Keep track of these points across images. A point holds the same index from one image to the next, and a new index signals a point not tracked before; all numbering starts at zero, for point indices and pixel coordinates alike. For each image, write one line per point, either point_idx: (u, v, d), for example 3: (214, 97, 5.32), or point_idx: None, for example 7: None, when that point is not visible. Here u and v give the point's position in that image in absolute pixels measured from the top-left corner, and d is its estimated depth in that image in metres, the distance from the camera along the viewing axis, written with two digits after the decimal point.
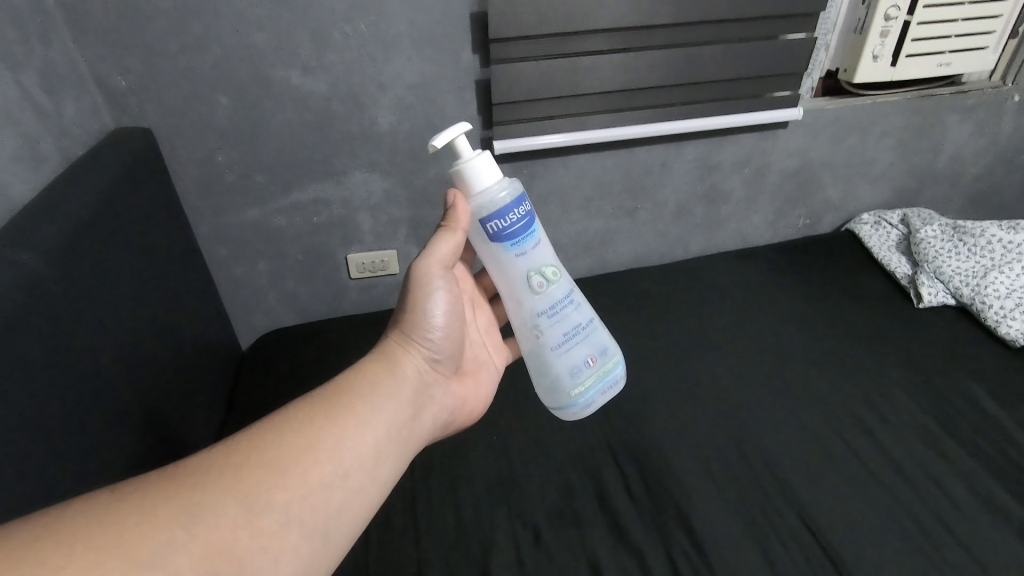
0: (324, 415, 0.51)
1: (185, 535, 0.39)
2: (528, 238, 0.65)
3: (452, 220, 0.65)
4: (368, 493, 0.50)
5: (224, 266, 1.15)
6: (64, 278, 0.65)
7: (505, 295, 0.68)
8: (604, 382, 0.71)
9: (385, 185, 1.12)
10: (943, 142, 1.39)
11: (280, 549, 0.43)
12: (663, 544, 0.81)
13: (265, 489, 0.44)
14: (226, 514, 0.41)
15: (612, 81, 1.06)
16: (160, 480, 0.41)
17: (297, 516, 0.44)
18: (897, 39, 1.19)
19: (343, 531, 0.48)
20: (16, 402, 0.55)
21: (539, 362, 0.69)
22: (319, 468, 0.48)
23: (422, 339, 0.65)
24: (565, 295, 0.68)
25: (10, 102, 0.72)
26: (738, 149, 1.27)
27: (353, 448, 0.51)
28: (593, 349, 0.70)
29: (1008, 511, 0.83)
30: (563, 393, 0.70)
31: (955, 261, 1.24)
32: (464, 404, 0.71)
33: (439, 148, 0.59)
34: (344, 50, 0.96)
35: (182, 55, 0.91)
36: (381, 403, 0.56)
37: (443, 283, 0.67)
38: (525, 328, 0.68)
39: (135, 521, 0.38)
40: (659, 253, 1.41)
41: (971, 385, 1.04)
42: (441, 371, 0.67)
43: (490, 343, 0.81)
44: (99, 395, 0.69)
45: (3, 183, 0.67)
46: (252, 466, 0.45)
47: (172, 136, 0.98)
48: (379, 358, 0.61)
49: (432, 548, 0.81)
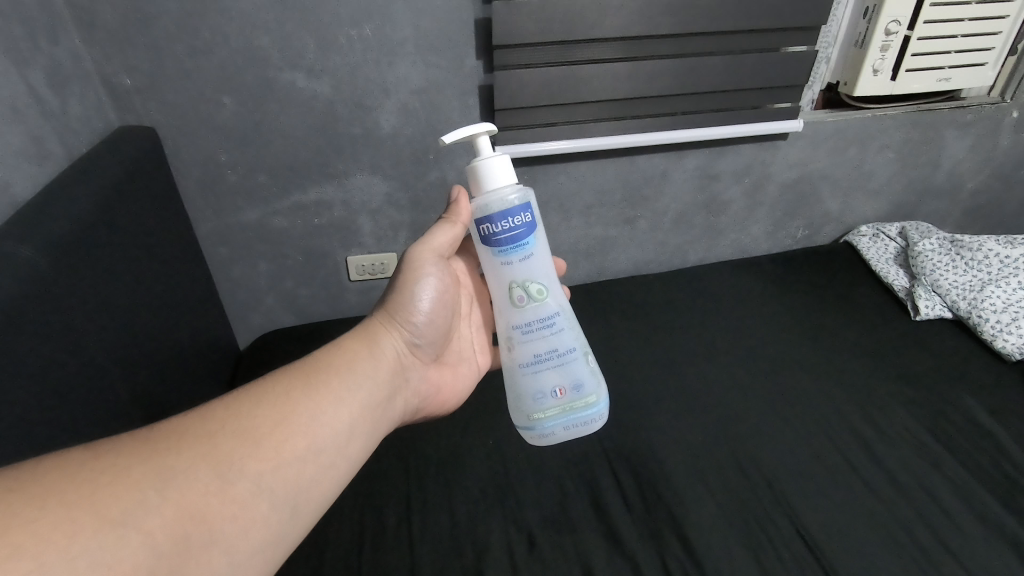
0: (301, 391, 0.53)
1: (159, 496, 0.40)
2: (518, 249, 0.66)
3: (454, 213, 0.72)
4: (337, 470, 0.52)
5: (226, 264, 1.18)
6: (63, 270, 0.67)
7: (492, 298, 0.70)
8: (567, 419, 0.70)
9: (386, 188, 1.14)
10: (942, 157, 1.40)
11: (251, 517, 0.44)
12: (649, 546, 0.79)
13: (239, 458, 0.45)
14: (200, 479, 0.42)
15: (613, 89, 1.07)
16: (135, 443, 0.43)
17: (267, 486, 0.46)
18: (897, 53, 1.20)
19: (311, 506, 0.49)
20: (16, 389, 0.58)
21: (509, 376, 0.71)
22: (292, 443, 0.49)
23: (405, 325, 0.67)
24: (547, 317, 0.68)
25: (17, 98, 0.74)
26: (737, 160, 1.28)
27: (327, 425, 0.52)
28: (564, 382, 0.69)
29: (1001, 523, 0.81)
30: (524, 414, 0.71)
31: (952, 275, 1.24)
32: (439, 392, 0.73)
33: (450, 142, 0.62)
34: (348, 54, 0.98)
35: (188, 57, 0.94)
36: (357, 384, 0.57)
37: (431, 273, 0.70)
38: (503, 337, 0.70)
39: (109, 479, 0.39)
40: (658, 261, 1.42)
41: (967, 397, 1.02)
42: (419, 357, 0.69)
43: (478, 340, 0.82)
44: (93, 379, 0.71)
45: (7, 180, 0.70)
46: (226, 435, 0.46)
47: (177, 135, 1.00)
48: (360, 340, 0.63)
49: (414, 540, 0.81)
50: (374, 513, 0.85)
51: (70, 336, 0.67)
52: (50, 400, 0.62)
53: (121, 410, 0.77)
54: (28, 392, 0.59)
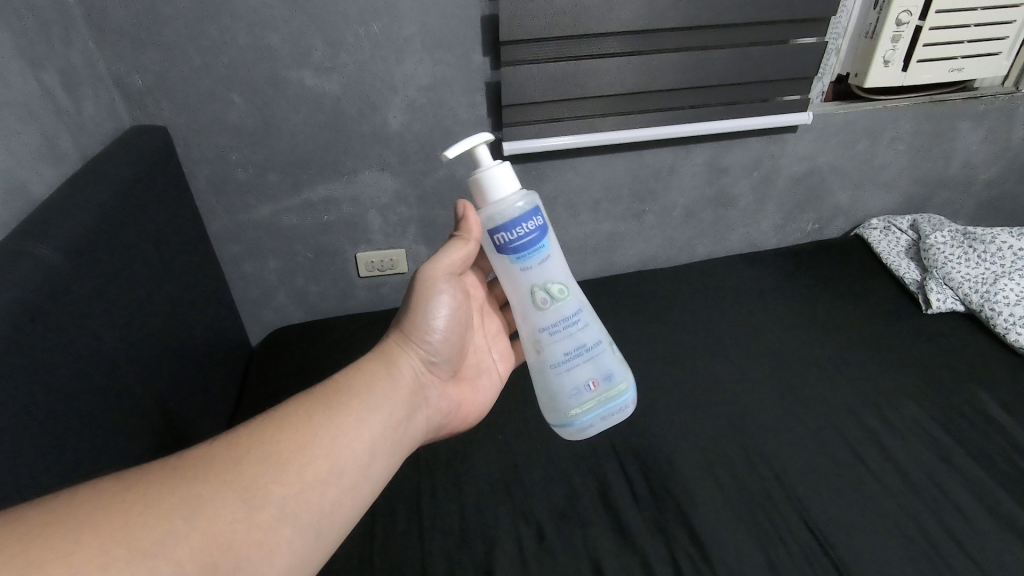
0: (322, 413, 0.54)
1: (185, 525, 0.41)
2: (536, 252, 0.66)
3: (466, 230, 0.70)
4: (361, 491, 0.53)
5: (237, 261, 1.19)
6: (79, 269, 0.68)
7: (513, 308, 0.70)
8: (605, 408, 0.72)
9: (394, 185, 1.15)
10: (954, 149, 1.38)
11: (277, 542, 0.45)
12: (657, 540, 0.79)
13: (264, 483, 0.46)
14: (226, 506, 0.43)
15: (619, 84, 1.07)
16: (164, 471, 0.44)
17: (292, 511, 0.47)
18: (908, 44, 1.18)
19: (335, 528, 0.50)
20: (33, 388, 0.59)
21: (541, 379, 0.70)
22: (315, 465, 0.50)
23: (421, 344, 0.68)
24: (572, 314, 0.68)
25: (32, 100, 0.76)
26: (746, 153, 1.27)
27: (349, 446, 0.53)
28: (597, 373, 0.70)
29: (1012, 517, 0.81)
30: (560, 413, 0.71)
31: (964, 268, 1.22)
32: (460, 407, 0.74)
33: (452, 159, 0.62)
34: (356, 52, 0.99)
35: (198, 56, 0.94)
36: (378, 404, 0.58)
37: (446, 290, 0.70)
38: (530, 343, 0.70)
39: (140, 508, 0.40)
40: (665, 256, 1.42)
41: (979, 391, 1.01)
42: (437, 375, 0.70)
43: (497, 351, 0.83)
44: (108, 377, 0.72)
45: (24, 180, 0.71)
46: (251, 460, 0.47)
47: (188, 134, 1.01)
48: (378, 359, 0.64)
49: (424, 537, 0.81)
50: (385, 509, 0.86)
51: (84, 337, 0.68)
52: (64, 398, 0.63)
53: (136, 407, 0.79)
54: (42, 392, 0.60)
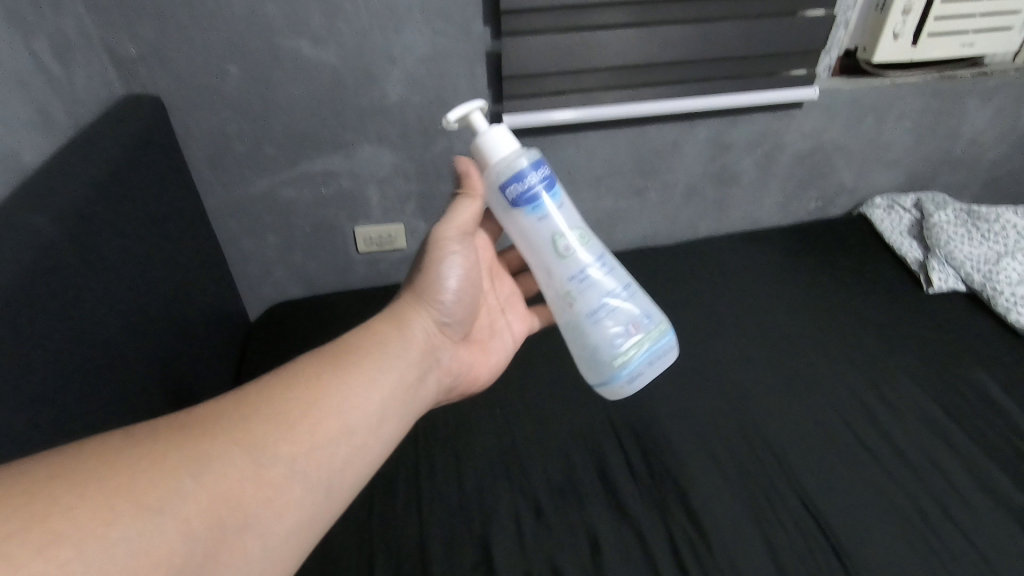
0: (332, 373, 0.54)
1: (194, 483, 0.41)
2: (550, 201, 0.66)
3: (468, 185, 0.69)
4: (370, 450, 0.53)
5: (234, 236, 1.17)
6: (76, 242, 0.68)
7: (536, 263, 0.70)
8: (649, 343, 0.69)
9: (393, 159, 1.13)
10: (962, 127, 1.36)
11: (286, 498, 0.45)
12: (654, 515, 0.80)
13: (273, 441, 0.46)
14: (235, 464, 0.43)
15: (623, 56, 1.05)
16: (172, 426, 0.44)
17: (302, 469, 0.47)
18: (919, 17, 1.16)
19: (345, 484, 0.50)
20: (29, 361, 0.58)
21: (577, 333, 0.69)
22: (324, 426, 0.50)
23: (435, 303, 0.68)
24: (596, 258, 0.68)
25: (23, 68, 0.74)
26: (751, 129, 1.25)
27: (359, 408, 0.53)
28: (634, 314, 0.69)
29: (1009, 498, 0.81)
30: (606, 364, 0.69)
31: (967, 246, 1.21)
32: (473, 368, 0.74)
33: (451, 122, 0.63)
34: (354, 21, 0.96)
35: (192, 24, 0.92)
36: (388, 366, 0.58)
37: (459, 250, 0.69)
38: (559, 299, 0.70)
39: (149, 464, 0.40)
40: (666, 234, 1.41)
41: (979, 372, 1.01)
42: (449, 337, 0.70)
43: (511, 313, 0.83)
44: (104, 351, 0.72)
45: (16, 150, 0.70)
46: (260, 419, 0.47)
47: (183, 105, 1.00)
48: (390, 319, 0.64)
49: (426, 514, 0.82)
50: (386, 484, 0.86)
51: (79, 311, 0.67)
52: (59, 371, 0.63)
53: (133, 380, 0.78)
54: (35, 363, 0.59)
